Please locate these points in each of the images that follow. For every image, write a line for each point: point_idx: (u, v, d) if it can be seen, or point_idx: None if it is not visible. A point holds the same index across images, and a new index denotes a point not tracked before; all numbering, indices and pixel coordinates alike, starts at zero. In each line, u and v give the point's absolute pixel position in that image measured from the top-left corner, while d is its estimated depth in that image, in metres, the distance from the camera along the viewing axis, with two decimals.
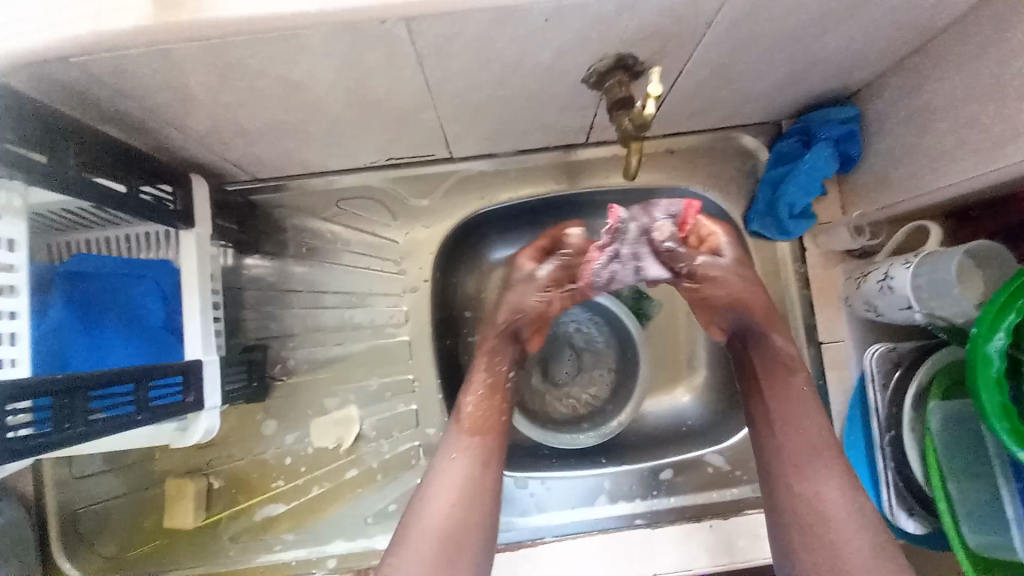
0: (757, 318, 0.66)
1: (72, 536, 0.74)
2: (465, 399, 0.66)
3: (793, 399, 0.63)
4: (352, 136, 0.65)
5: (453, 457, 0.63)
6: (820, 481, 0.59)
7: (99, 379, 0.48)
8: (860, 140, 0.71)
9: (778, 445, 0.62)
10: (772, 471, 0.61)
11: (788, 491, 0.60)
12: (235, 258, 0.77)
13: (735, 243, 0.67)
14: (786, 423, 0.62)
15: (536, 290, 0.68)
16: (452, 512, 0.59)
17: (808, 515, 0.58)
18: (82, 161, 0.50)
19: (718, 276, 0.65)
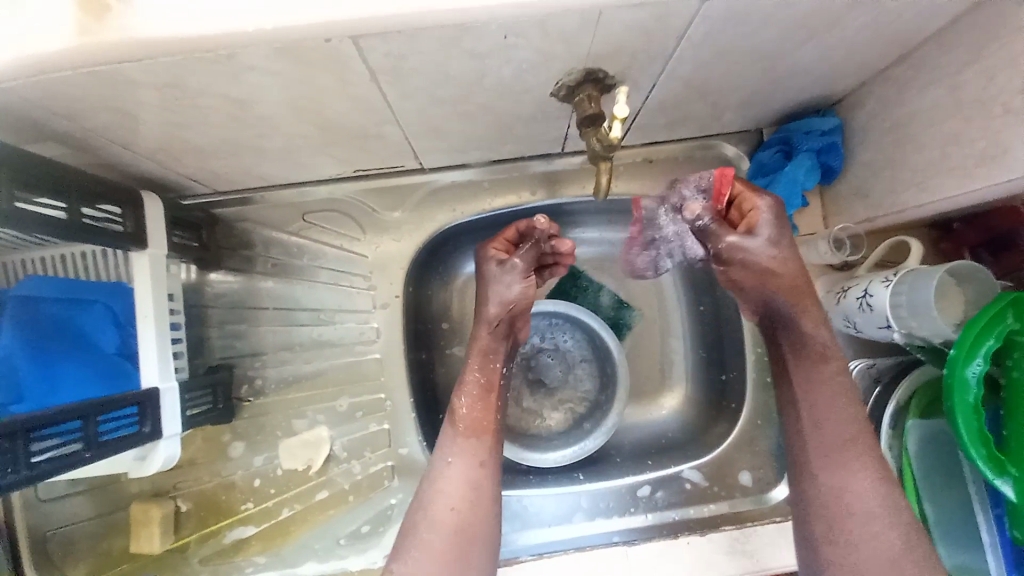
0: (789, 302, 0.58)
1: (43, 559, 0.71)
2: (459, 400, 0.61)
3: (820, 389, 0.58)
4: (314, 150, 0.62)
5: (450, 461, 0.59)
6: (847, 477, 0.55)
7: (43, 419, 0.47)
8: (842, 151, 0.69)
9: (798, 429, 0.59)
10: (802, 464, 0.58)
11: (813, 487, 0.57)
12: (198, 274, 0.74)
13: (779, 220, 0.58)
14: (815, 415, 0.57)
15: (517, 279, 0.61)
16: (456, 516, 0.57)
17: (827, 518, 0.55)
18: (14, 187, 0.46)
19: (749, 258, 0.58)
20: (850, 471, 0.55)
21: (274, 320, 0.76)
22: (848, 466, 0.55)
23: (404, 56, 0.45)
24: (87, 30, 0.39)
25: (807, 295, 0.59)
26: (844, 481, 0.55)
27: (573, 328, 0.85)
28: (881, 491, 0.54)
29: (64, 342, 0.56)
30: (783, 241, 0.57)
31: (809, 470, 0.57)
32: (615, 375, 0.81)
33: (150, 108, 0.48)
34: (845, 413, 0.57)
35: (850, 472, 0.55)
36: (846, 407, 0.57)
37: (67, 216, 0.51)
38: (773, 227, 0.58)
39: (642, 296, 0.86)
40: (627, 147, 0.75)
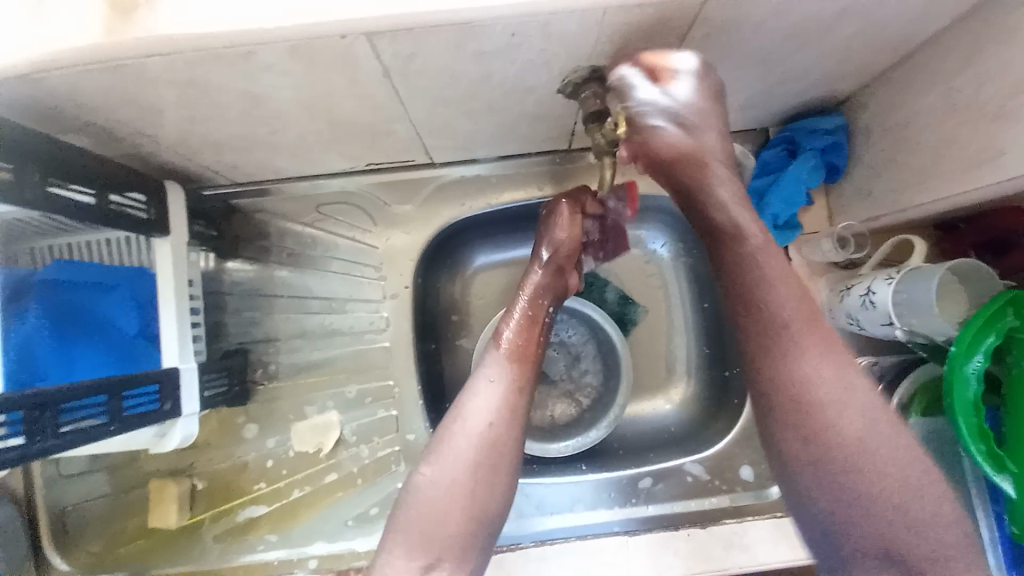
0: (691, 190, 0.54)
1: (59, 533, 0.74)
2: (503, 329, 0.64)
3: (779, 298, 0.53)
4: (326, 145, 0.64)
5: (491, 381, 0.60)
6: (843, 417, 0.51)
7: (71, 392, 0.49)
8: (847, 150, 0.69)
9: (755, 348, 0.54)
10: (784, 408, 0.53)
11: (808, 448, 0.51)
12: (216, 262, 0.77)
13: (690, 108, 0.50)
14: (790, 365, 0.52)
15: (560, 228, 0.67)
16: (490, 433, 0.57)
17: (833, 479, 0.51)
18: (48, 173, 0.49)
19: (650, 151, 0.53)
20: (807, 365, 0.52)
21: (288, 308, 0.79)
22: (839, 406, 0.51)
23: (413, 55, 0.47)
24: (111, 30, 0.41)
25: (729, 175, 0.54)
26: (840, 428, 0.50)
27: (579, 322, 0.87)
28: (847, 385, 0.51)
29: (83, 325, 0.59)
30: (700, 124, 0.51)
31: (811, 430, 0.51)
32: (619, 367, 0.83)
33: (172, 103, 0.50)
34: (808, 329, 0.52)
35: (840, 412, 0.51)
36: (787, 294, 0.53)
37: (93, 201, 0.53)
38: (704, 101, 0.50)
39: (646, 293, 0.88)
40: None
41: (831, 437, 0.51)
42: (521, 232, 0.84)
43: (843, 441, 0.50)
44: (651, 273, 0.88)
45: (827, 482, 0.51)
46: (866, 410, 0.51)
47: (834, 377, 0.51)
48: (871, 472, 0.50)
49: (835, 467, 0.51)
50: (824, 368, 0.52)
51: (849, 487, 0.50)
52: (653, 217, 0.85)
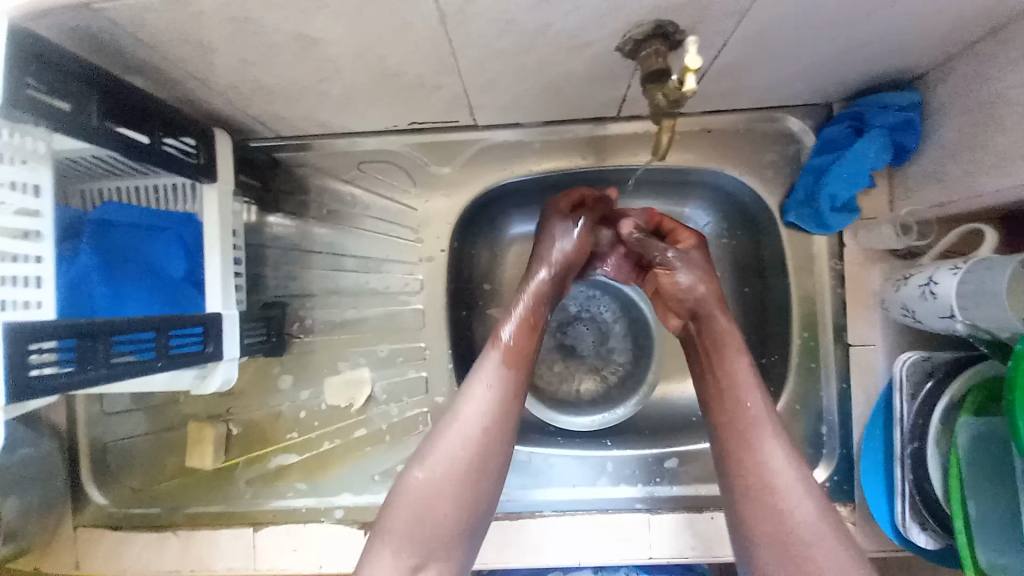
0: (705, 301, 0.67)
1: (100, 467, 0.78)
2: (502, 330, 0.64)
3: (744, 390, 0.61)
4: (372, 98, 0.63)
5: (486, 384, 0.61)
6: (781, 475, 0.55)
7: (122, 325, 0.50)
8: (919, 129, 0.65)
9: (727, 423, 0.60)
10: (744, 480, 0.56)
11: (753, 500, 0.55)
12: (258, 215, 0.78)
13: (699, 264, 0.69)
14: (746, 436, 0.58)
15: (558, 237, 0.70)
16: (483, 438, 0.58)
17: (772, 528, 0.53)
18: (106, 111, 0.50)
19: (675, 275, 0.69)
20: (765, 446, 0.57)
21: (325, 265, 0.80)
22: (780, 468, 0.56)
23: None
24: None
25: (689, 262, 0.69)
26: (779, 484, 0.55)
27: (612, 297, 0.86)
28: (795, 463, 0.56)
29: (133, 264, 0.61)
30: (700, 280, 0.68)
31: (757, 484, 0.56)
32: (653, 347, 0.84)
33: (225, 42, 0.50)
34: (768, 423, 0.59)
35: (779, 471, 0.56)
36: (754, 393, 0.60)
37: (148, 142, 0.55)
38: (693, 265, 0.69)
39: None
40: (685, 115, 0.74)
41: (766, 496, 0.55)
42: None
43: (779, 493, 0.55)
44: None
45: (766, 533, 0.54)
46: (811, 496, 0.55)
47: (781, 448, 0.57)
48: (794, 536, 0.52)
49: (768, 527, 0.54)
50: (781, 450, 0.57)
51: (784, 534, 0.53)
52: (697, 194, 0.82)
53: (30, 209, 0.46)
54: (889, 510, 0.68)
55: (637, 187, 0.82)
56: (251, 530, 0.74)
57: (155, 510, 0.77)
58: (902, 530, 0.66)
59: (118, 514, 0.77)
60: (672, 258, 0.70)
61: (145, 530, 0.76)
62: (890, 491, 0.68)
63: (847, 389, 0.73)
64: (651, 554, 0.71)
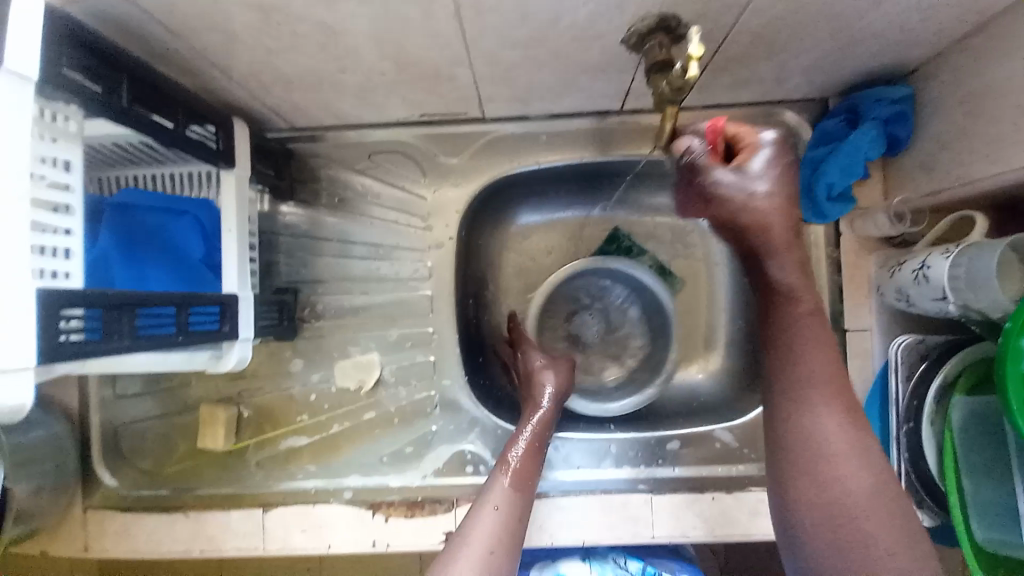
0: (767, 241, 0.58)
1: (112, 450, 0.80)
2: (512, 453, 0.68)
3: (808, 355, 0.57)
4: (387, 88, 0.66)
5: (496, 508, 0.62)
6: (835, 449, 0.54)
7: (145, 300, 0.52)
8: (913, 121, 0.68)
9: (778, 389, 0.58)
10: (792, 454, 0.56)
11: (801, 468, 0.55)
12: (272, 204, 0.81)
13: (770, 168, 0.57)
14: (800, 403, 0.56)
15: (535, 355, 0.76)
16: (489, 560, 0.57)
17: (823, 498, 0.53)
18: (134, 96, 0.53)
19: (739, 202, 0.57)
20: (819, 409, 0.56)
21: (336, 252, 0.82)
22: (835, 436, 0.55)
23: None
24: None
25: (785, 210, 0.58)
26: (833, 460, 0.54)
27: (619, 282, 0.87)
28: (851, 435, 0.55)
29: (152, 246, 0.63)
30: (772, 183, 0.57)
31: (813, 463, 0.54)
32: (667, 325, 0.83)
33: (251, 30, 0.52)
34: (828, 391, 0.56)
35: (832, 440, 0.55)
36: (819, 352, 0.57)
37: (174, 127, 0.57)
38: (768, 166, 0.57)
39: (686, 268, 0.89)
40: (688, 108, 0.76)
41: (823, 467, 0.54)
42: (562, 193, 0.86)
43: (834, 466, 0.54)
44: (691, 241, 0.89)
45: (813, 505, 0.54)
46: (868, 467, 0.54)
47: (837, 417, 0.55)
48: (846, 517, 0.52)
49: (817, 504, 0.54)
50: (836, 422, 0.55)
51: (839, 512, 0.53)
52: None
53: (61, 183, 0.49)
54: None
55: (639, 180, 0.86)
56: (260, 510, 0.73)
57: (164, 492, 0.78)
58: None
59: (127, 497, 0.78)
60: (734, 173, 0.57)
61: (154, 511, 0.76)
62: None
63: (844, 373, 0.75)
64: (653, 533, 0.72)
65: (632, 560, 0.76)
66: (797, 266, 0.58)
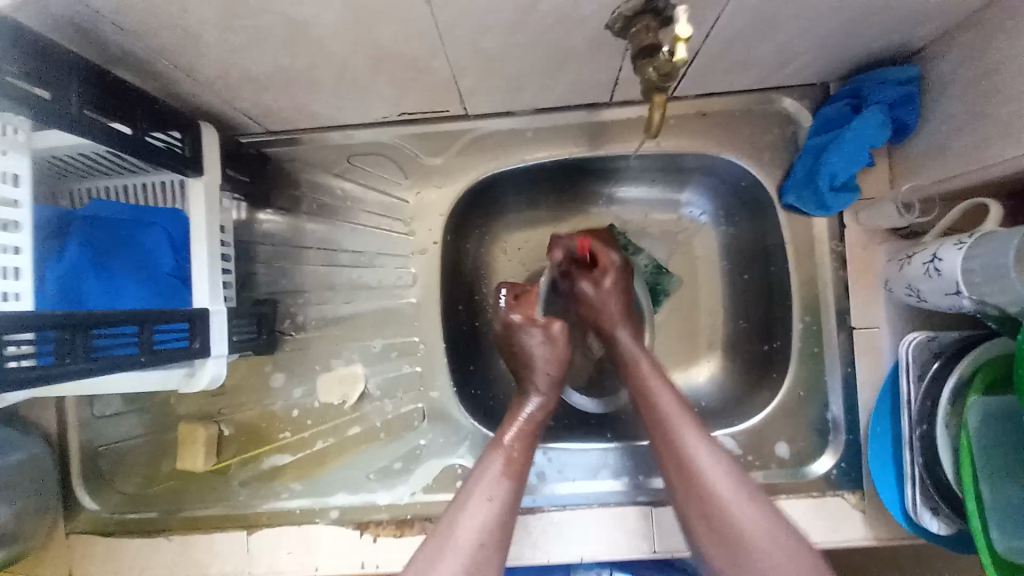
0: (602, 321, 0.75)
1: (93, 473, 0.77)
2: (505, 430, 0.65)
3: (662, 394, 0.66)
4: (361, 85, 0.62)
5: (490, 499, 0.59)
6: (707, 471, 0.59)
7: (103, 319, 0.48)
8: (918, 104, 0.64)
9: (651, 420, 0.65)
10: (676, 472, 0.61)
11: (693, 507, 0.59)
12: (249, 212, 0.77)
13: (621, 279, 0.76)
14: (671, 444, 0.62)
15: (535, 339, 0.70)
16: (478, 555, 0.55)
17: (714, 533, 0.57)
18: (89, 102, 0.49)
19: (591, 296, 0.76)
20: (690, 439, 0.61)
21: (317, 260, 0.78)
22: (706, 464, 0.60)
23: None
24: None
25: (621, 293, 0.75)
26: (716, 489, 0.58)
27: None
28: (723, 462, 0.60)
29: (123, 260, 0.60)
30: (615, 294, 0.75)
31: (708, 513, 0.58)
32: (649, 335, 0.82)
33: (210, 27, 0.49)
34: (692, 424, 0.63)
35: (711, 476, 0.59)
36: (669, 394, 0.66)
37: (133, 133, 0.54)
38: (620, 277, 0.76)
39: (683, 264, 0.86)
40: (680, 98, 0.72)
41: (698, 486, 0.59)
42: (550, 193, 0.84)
43: (715, 496, 0.58)
44: (685, 238, 0.86)
45: (713, 536, 0.57)
46: (746, 491, 0.58)
47: (699, 436, 0.62)
48: (731, 549, 0.56)
49: (693, 517, 0.59)
50: (708, 450, 0.61)
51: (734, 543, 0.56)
52: (694, 180, 0.82)
53: (8, 199, 0.46)
54: (901, 497, 0.66)
55: (637, 174, 0.82)
56: (245, 532, 0.71)
57: (151, 514, 0.75)
58: (915, 517, 0.63)
59: (110, 521, 0.75)
60: (591, 281, 0.76)
61: (135, 536, 0.73)
62: (901, 476, 0.66)
63: (852, 373, 0.71)
64: (653, 547, 0.69)
65: (619, 573, 0.74)
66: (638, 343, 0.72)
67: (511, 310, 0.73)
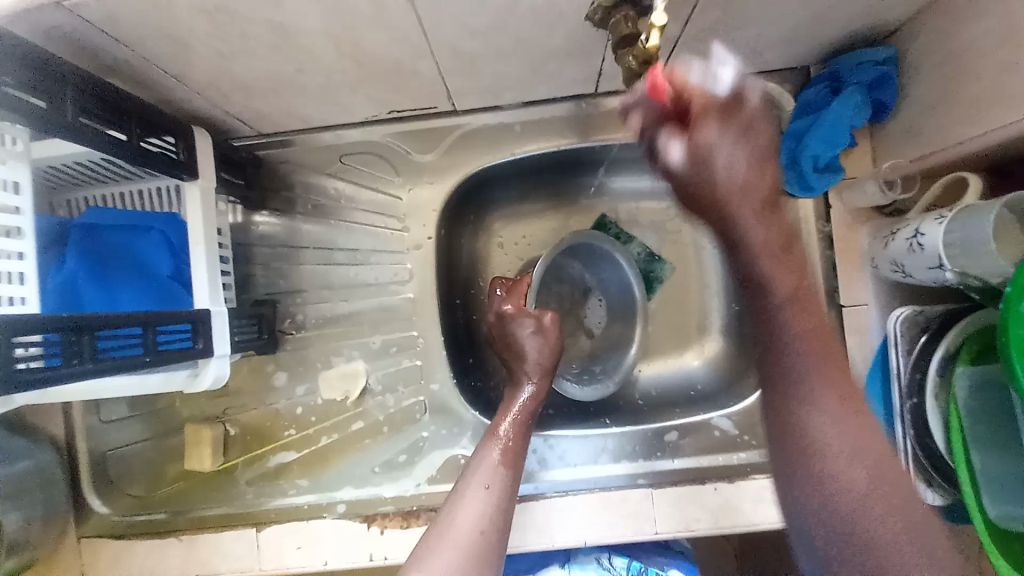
0: (732, 216, 0.61)
1: (101, 478, 0.77)
2: (501, 420, 0.68)
3: (807, 355, 0.59)
4: (350, 88, 0.63)
5: (487, 486, 0.61)
6: (830, 444, 0.56)
7: (108, 321, 0.49)
8: (896, 84, 0.66)
9: (782, 373, 0.60)
10: (790, 447, 0.58)
11: (807, 469, 0.56)
12: (245, 215, 0.79)
13: (732, 135, 0.58)
14: (801, 408, 0.58)
15: (528, 332, 0.71)
16: (478, 541, 0.56)
17: (847, 501, 0.54)
18: (80, 109, 0.50)
19: (702, 177, 0.60)
20: (825, 408, 0.57)
21: (315, 259, 0.80)
22: (834, 436, 0.56)
23: None
24: None
25: (746, 158, 0.59)
26: (837, 463, 0.55)
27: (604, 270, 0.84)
28: (876, 440, 0.56)
29: (120, 269, 0.61)
30: (734, 149, 0.59)
31: (815, 482, 0.56)
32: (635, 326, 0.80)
33: (200, 35, 0.50)
34: (833, 389, 0.58)
35: (835, 441, 0.56)
36: (809, 349, 0.59)
37: (126, 138, 0.55)
38: (730, 133, 0.58)
39: (675, 250, 0.88)
40: None
41: (823, 464, 0.55)
42: (541, 185, 0.85)
43: (829, 454, 0.55)
44: (676, 225, 0.88)
45: (813, 481, 0.56)
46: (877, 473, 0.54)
47: (832, 414, 0.57)
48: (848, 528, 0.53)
49: (840, 507, 0.54)
50: (834, 418, 0.57)
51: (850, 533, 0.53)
52: None
53: (9, 206, 0.47)
54: None
55: (625, 164, 0.84)
56: (254, 529, 0.71)
57: (160, 516, 0.76)
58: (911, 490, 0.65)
59: (121, 524, 0.75)
60: (686, 149, 0.60)
61: (146, 536, 0.73)
62: None
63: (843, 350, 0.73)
64: (657, 528, 0.70)
65: (618, 556, 0.74)
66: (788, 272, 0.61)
67: (504, 302, 0.74)
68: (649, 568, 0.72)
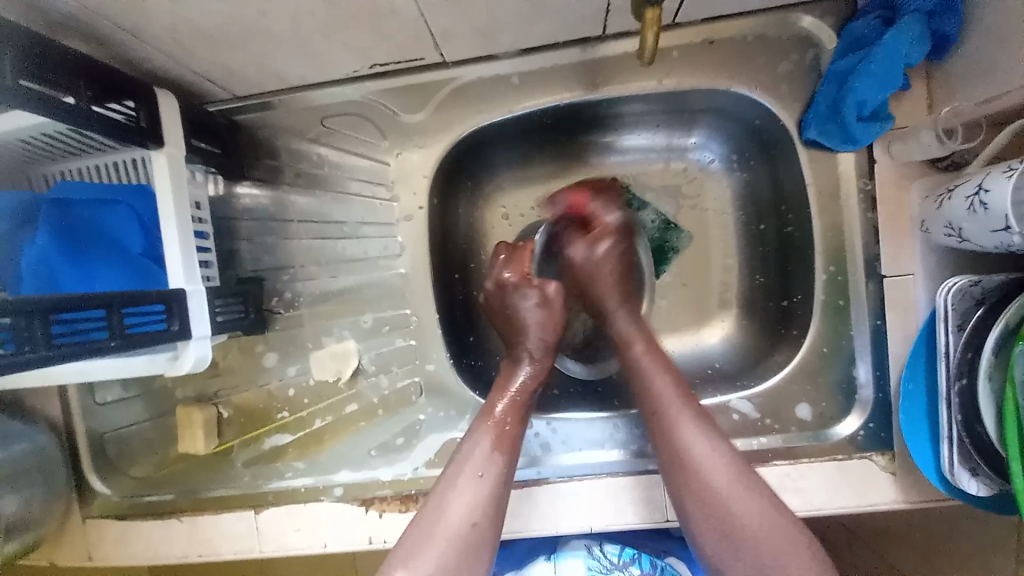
0: (605, 290, 0.71)
1: (100, 459, 0.77)
2: (496, 401, 0.62)
3: (662, 389, 0.62)
4: (324, 36, 0.56)
5: (480, 475, 0.57)
6: (701, 459, 0.57)
7: (64, 302, 0.45)
8: (961, 11, 0.56)
9: (646, 390, 0.63)
10: (671, 473, 0.58)
11: (685, 493, 0.57)
12: (226, 187, 0.74)
13: (617, 250, 0.72)
14: (669, 430, 0.59)
15: (531, 303, 0.66)
16: (470, 534, 0.55)
17: (716, 520, 0.55)
18: (21, 68, 0.45)
19: (591, 258, 0.72)
20: (688, 429, 0.58)
21: (302, 233, 0.75)
22: (703, 453, 0.57)
23: None
24: None
25: (620, 248, 0.73)
26: (713, 479, 0.56)
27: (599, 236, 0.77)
28: (732, 456, 0.57)
29: (94, 245, 0.58)
30: (615, 251, 0.72)
31: (700, 501, 0.56)
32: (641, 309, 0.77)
33: None
34: (689, 409, 0.60)
35: (709, 463, 0.57)
36: (663, 378, 0.63)
37: (76, 102, 0.50)
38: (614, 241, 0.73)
39: (691, 216, 0.80)
40: (681, 25, 0.64)
41: (699, 483, 0.56)
42: (543, 146, 0.78)
43: (701, 474, 0.56)
44: (694, 186, 0.80)
45: (698, 501, 0.56)
46: (757, 495, 0.55)
47: (703, 432, 0.58)
48: (736, 552, 0.54)
49: (711, 526, 0.55)
50: (704, 436, 0.58)
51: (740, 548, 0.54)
52: (702, 121, 0.75)
53: None
54: (935, 457, 0.60)
55: (636, 122, 0.76)
56: (253, 511, 0.71)
57: (167, 496, 0.75)
58: (952, 479, 0.58)
59: (123, 504, 0.76)
60: (588, 244, 0.73)
61: (150, 518, 0.74)
62: (936, 435, 0.60)
63: (882, 325, 0.65)
64: (667, 516, 0.66)
65: (609, 544, 0.70)
66: (637, 324, 0.68)
67: (504, 268, 0.68)
68: (644, 555, 0.69)
